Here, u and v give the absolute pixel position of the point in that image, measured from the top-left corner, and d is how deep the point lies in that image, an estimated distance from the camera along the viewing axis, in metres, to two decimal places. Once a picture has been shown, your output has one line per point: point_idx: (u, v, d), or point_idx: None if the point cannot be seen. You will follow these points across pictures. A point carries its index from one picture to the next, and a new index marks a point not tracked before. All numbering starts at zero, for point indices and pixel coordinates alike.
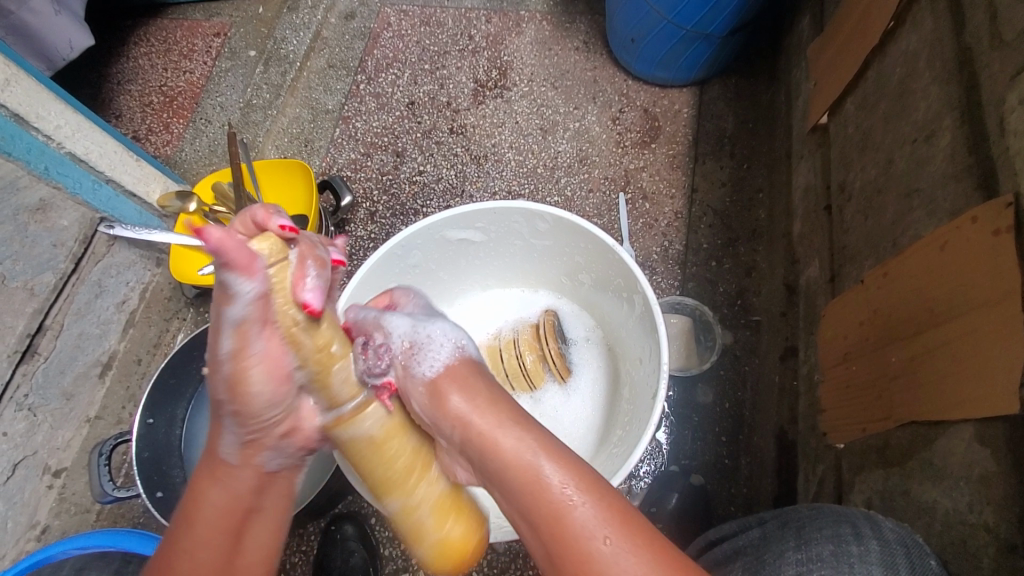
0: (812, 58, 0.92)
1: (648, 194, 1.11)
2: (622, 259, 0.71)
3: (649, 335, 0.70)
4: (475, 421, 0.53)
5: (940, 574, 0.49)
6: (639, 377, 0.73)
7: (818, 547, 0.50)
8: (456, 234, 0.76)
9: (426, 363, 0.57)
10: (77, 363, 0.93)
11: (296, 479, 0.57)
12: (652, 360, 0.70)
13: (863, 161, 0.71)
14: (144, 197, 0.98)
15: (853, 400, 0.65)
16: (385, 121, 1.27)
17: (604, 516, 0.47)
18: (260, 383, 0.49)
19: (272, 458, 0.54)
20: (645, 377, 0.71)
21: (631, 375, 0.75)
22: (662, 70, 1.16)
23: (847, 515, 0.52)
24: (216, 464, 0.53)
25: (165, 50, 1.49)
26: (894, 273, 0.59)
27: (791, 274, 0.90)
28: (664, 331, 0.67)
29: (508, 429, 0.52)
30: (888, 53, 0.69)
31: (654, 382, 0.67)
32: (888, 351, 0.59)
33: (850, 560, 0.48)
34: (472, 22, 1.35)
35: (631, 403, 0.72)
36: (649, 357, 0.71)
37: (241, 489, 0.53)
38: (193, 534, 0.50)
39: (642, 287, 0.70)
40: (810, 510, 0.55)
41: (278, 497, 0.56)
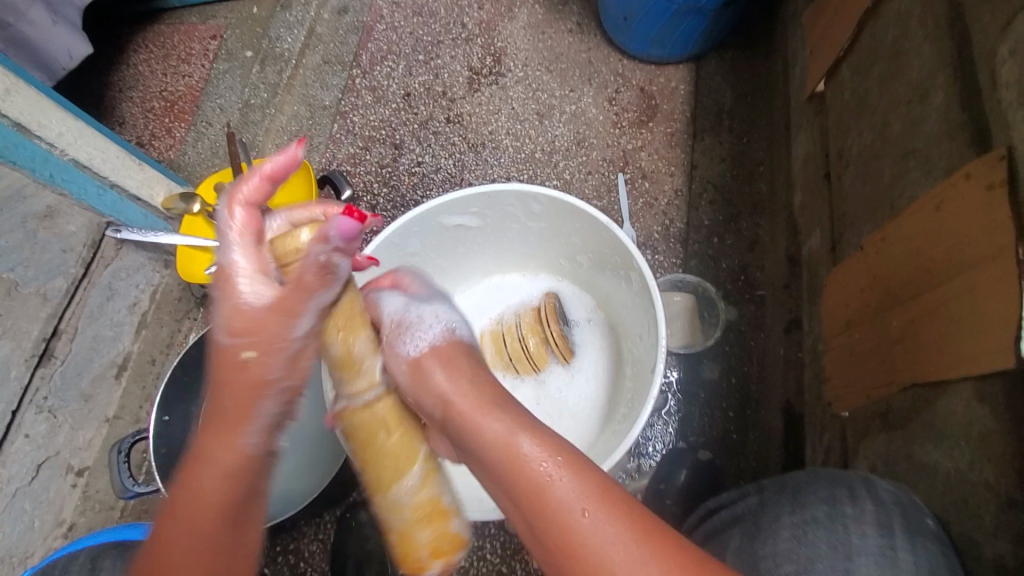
0: (807, 24, 0.91)
1: (647, 173, 1.11)
2: (618, 238, 0.71)
3: (647, 312, 0.71)
4: (457, 403, 0.55)
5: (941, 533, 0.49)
6: (639, 354, 0.73)
7: (813, 509, 0.50)
8: (451, 220, 0.77)
9: (411, 340, 0.60)
10: (93, 365, 0.96)
11: (292, 461, 0.60)
12: (650, 336, 0.70)
13: (859, 126, 0.70)
14: (148, 200, 0.99)
15: (858, 367, 0.65)
16: (382, 114, 1.27)
17: (581, 490, 0.47)
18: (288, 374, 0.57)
19: (283, 443, 0.57)
20: (646, 353, 0.71)
21: (633, 353, 0.75)
22: (657, 48, 1.15)
23: (844, 478, 0.52)
24: (226, 452, 0.53)
25: (163, 55, 1.51)
26: (891, 239, 0.59)
27: (793, 246, 0.89)
28: (660, 307, 0.67)
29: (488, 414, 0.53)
30: (881, 14, 0.68)
31: (654, 359, 0.68)
32: (890, 315, 0.59)
33: (845, 521, 0.49)
34: (464, 10, 1.34)
35: (634, 380, 0.73)
36: (648, 334, 0.71)
37: (248, 480, 0.53)
38: (197, 522, 0.50)
39: (638, 265, 0.70)
40: (807, 474, 0.54)
41: (277, 481, 0.58)
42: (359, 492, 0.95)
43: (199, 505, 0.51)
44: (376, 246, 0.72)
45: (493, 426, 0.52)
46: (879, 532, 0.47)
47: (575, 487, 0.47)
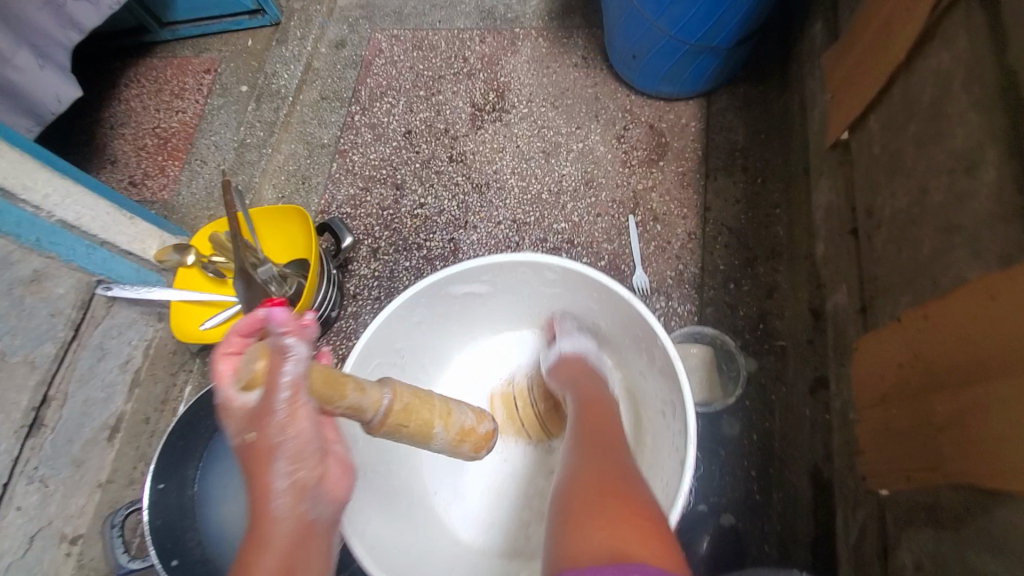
0: (827, 67, 0.88)
1: (658, 215, 1.07)
2: (636, 311, 0.68)
3: (670, 390, 0.67)
4: (590, 396, 0.68)
5: None
6: (660, 431, 0.69)
7: None
8: (461, 287, 0.73)
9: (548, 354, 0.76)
10: (84, 430, 0.91)
11: (327, 538, 0.54)
12: (674, 416, 0.66)
13: (891, 187, 0.66)
14: (140, 255, 0.96)
15: (895, 445, 0.61)
16: (383, 153, 1.23)
17: (637, 481, 0.54)
18: (301, 434, 0.50)
19: (314, 504, 0.52)
20: (670, 433, 0.67)
21: (654, 429, 0.71)
22: (667, 85, 1.11)
23: None
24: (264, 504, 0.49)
25: (156, 90, 1.47)
26: (936, 316, 0.55)
27: (815, 298, 0.85)
28: (689, 392, 0.62)
29: (613, 414, 0.65)
30: (916, 71, 0.64)
31: (679, 444, 0.64)
32: (931, 399, 0.55)
33: None
34: (466, 43, 1.31)
35: (655, 460, 0.69)
36: (671, 413, 0.67)
37: (287, 540, 0.49)
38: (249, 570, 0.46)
39: (659, 341, 0.66)
40: None
41: (315, 553, 0.52)
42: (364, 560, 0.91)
43: (263, 549, 0.48)
44: (383, 319, 0.69)
45: (610, 416, 0.64)
46: None
47: (641, 486, 0.53)
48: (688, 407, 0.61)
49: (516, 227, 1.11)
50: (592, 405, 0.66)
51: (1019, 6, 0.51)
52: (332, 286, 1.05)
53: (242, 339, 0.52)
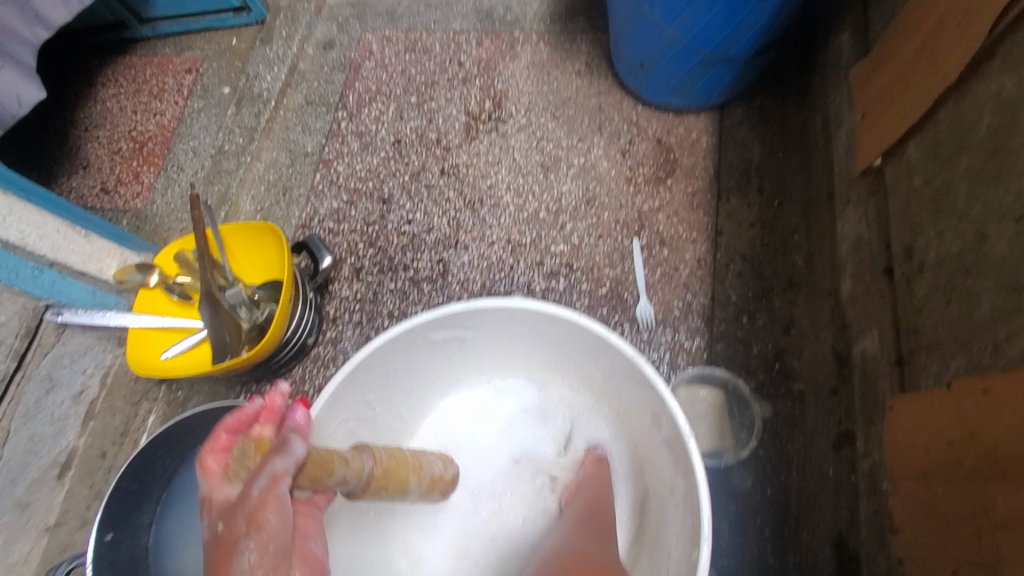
0: (857, 83, 0.79)
1: (665, 239, 0.98)
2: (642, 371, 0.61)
3: (680, 463, 0.59)
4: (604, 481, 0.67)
5: None
6: (668, 506, 0.63)
7: None
8: (443, 332, 0.66)
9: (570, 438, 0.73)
10: (29, 468, 0.83)
11: None
12: (685, 495, 0.59)
13: (938, 228, 0.57)
14: (97, 274, 0.89)
15: (939, 532, 0.53)
16: (370, 163, 1.15)
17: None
18: (272, 526, 0.43)
19: None
20: (682, 514, 0.59)
21: (661, 503, 0.64)
22: (676, 97, 1.03)
23: None
24: None
25: (134, 90, 1.38)
26: (1000, 391, 0.46)
27: (839, 341, 0.77)
28: (704, 474, 0.55)
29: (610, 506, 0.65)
30: (969, 95, 0.55)
31: (694, 531, 0.56)
32: (994, 490, 0.47)
33: None
34: (461, 47, 1.22)
35: (665, 541, 0.62)
36: (682, 490, 0.59)
37: None
38: None
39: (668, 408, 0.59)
40: None
41: None
42: None
43: None
44: (352, 370, 0.61)
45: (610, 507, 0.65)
46: None
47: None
48: (705, 492, 0.54)
49: (511, 248, 1.02)
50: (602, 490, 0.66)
51: None
52: (311, 310, 0.96)
53: (229, 435, 0.52)
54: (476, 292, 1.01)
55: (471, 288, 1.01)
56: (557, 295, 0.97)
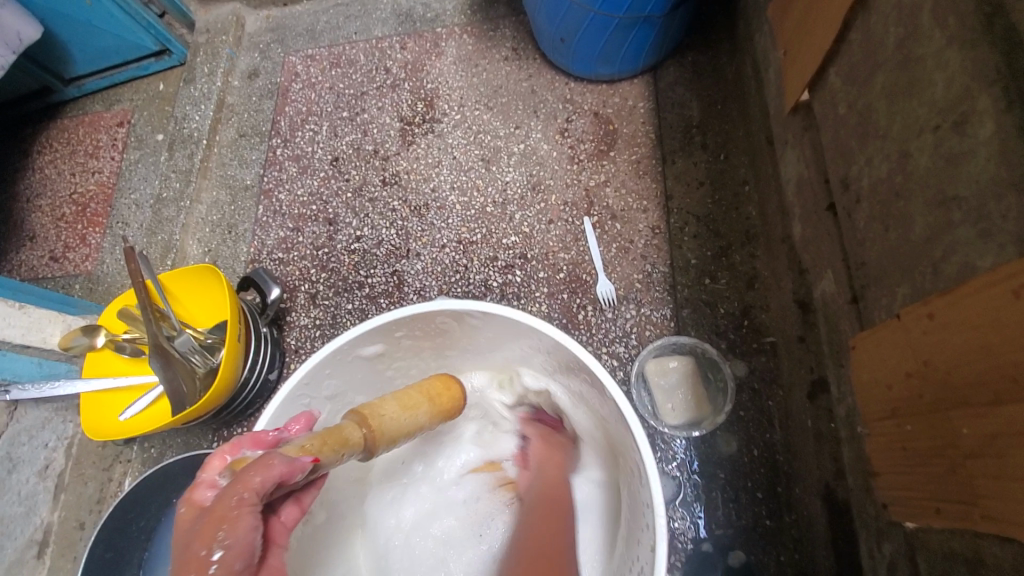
0: (774, 19, 0.76)
1: (616, 212, 0.96)
2: (578, 357, 0.58)
3: (629, 446, 0.57)
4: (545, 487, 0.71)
5: None
6: (633, 491, 0.59)
7: None
8: (368, 351, 0.64)
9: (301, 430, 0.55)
10: (5, 552, 0.81)
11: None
12: (638, 478, 0.56)
13: (866, 153, 0.55)
14: (40, 344, 0.86)
15: (914, 469, 0.50)
16: (311, 186, 1.12)
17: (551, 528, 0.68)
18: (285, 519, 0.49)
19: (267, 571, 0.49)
20: (639, 497, 0.57)
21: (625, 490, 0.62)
22: (605, 66, 1.00)
23: None
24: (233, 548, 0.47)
25: (70, 152, 1.36)
26: (944, 313, 0.44)
27: (799, 287, 0.74)
28: (646, 447, 0.52)
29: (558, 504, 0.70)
30: (872, 9, 0.53)
31: (649, 515, 0.53)
32: (957, 419, 0.44)
33: None
34: (386, 52, 1.20)
35: (634, 527, 0.58)
36: (636, 474, 0.57)
37: None
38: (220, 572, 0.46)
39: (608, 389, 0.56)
40: None
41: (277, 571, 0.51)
42: None
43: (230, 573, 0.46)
44: (271, 413, 0.57)
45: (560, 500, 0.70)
46: None
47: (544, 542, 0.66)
48: (649, 469, 0.52)
49: (463, 248, 1.00)
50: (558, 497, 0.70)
51: None
52: (268, 344, 0.93)
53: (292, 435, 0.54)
54: (434, 298, 0.98)
55: (429, 295, 0.98)
56: (515, 288, 0.94)
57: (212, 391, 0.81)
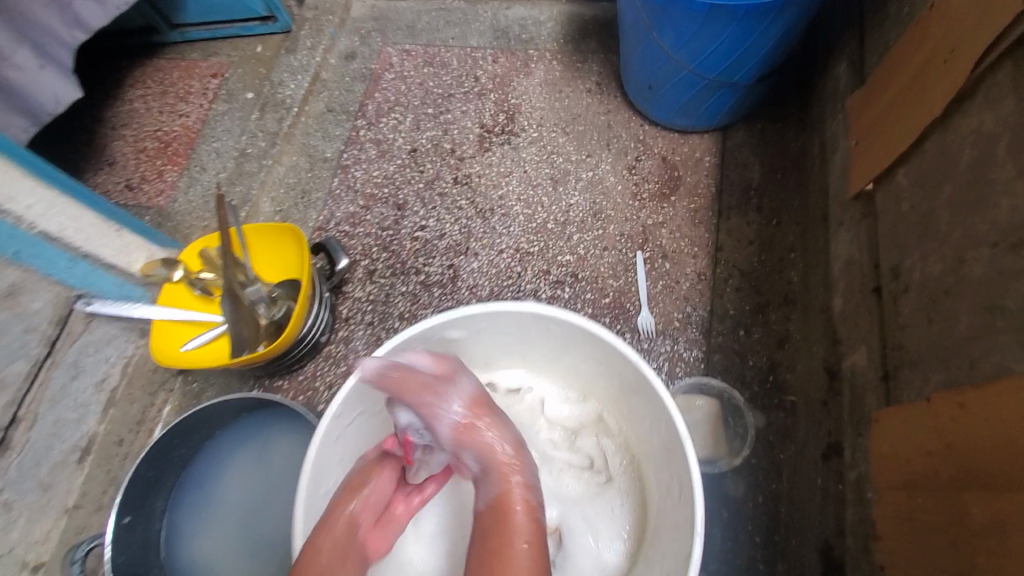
0: (853, 111, 0.83)
1: (668, 253, 1.02)
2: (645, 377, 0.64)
3: (674, 463, 0.63)
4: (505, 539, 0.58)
5: None
6: (667, 509, 0.65)
7: None
8: (453, 334, 0.70)
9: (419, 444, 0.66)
10: (52, 452, 0.87)
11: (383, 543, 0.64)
12: (680, 497, 0.62)
13: (923, 251, 0.61)
14: (125, 268, 0.91)
15: (919, 539, 0.55)
16: (386, 170, 1.20)
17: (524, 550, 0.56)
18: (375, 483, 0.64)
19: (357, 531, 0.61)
20: (678, 514, 0.62)
21: (657, 516, 0.67)
22: (682, 118, 1.07)
23: None
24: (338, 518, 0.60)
25: (161, 92, 1.44)
26: (976, 407, 0.50)
27: (830, 355, 0.80)
28: (697, 473, 0.58)
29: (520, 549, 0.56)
30: (952, 129, 0.59)
31: (685, 529, 0.59)
32: (972, 500, 0.49)
33: None
34: (478, 62, 1.28)
35: (659, 539, 0.65)
36: (676, 492, 0.63)
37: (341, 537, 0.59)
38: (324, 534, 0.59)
39: (667, 410, 0.63)
40: None
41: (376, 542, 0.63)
42: None
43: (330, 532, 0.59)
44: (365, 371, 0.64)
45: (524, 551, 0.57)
46: None
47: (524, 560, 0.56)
48: (696, 490, 0.58)
49: (519, 257, 1.07)
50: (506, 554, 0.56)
51: None
52: (325, 309, 1.00)
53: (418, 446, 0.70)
54: (484, 298, 1.05)
55: (479, 294, 1.05)
56: (562, 303, 1.01)
57: (278, 343, 0.89)
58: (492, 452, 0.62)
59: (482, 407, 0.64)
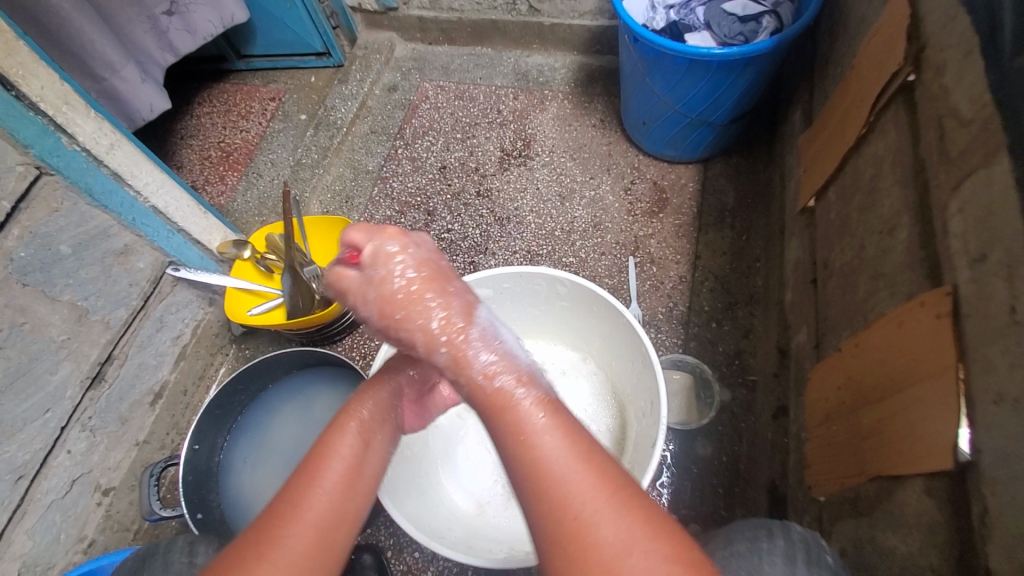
0: (803, 146, 1.04)
1: (655, 259, 1.22)
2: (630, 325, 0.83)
3: (649, 389, 0.80)
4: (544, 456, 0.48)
5: (833, 568, 0.58)
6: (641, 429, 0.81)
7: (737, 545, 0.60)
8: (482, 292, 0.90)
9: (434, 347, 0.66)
10: (134, 391, 1.02)
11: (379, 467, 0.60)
12: (651, 414, 0.79)
13: (842, 244, 0.81)
14: (206, 244, 1.10)
15: (834, 456, 0.71)
16: (419, 182, 1.41)
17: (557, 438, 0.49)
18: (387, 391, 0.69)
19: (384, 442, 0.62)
20: (649, 428, 0.78)
21: (635, 442, 0.82)
22: (671, 149, 1.29)
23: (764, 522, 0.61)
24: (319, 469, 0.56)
25: (225, 110, 1.66)
26: (864, 342, 0.67)
27: (783, 338, 0.99)
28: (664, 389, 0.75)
29: (549, 435, 0.49)
30: (861, 153, 0.80)
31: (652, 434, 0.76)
32: (861, 413, 0.65)
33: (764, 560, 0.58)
34: (501, 98, 1.51)
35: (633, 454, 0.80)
36: (648, 413, 0.80)
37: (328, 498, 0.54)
38: (301, 505, 0.53)
39: (645, 348, 0.80)
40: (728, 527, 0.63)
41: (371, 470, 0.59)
42: (363, 536, 1.00)
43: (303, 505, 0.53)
44: None
45: (568, 466, 0.47)
46: (782, 569, 0.57)
47: (559, 445, 0.49)
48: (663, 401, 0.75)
49: (530, 257, 1.26)
50: (533, 448, 0.49)
51: (928, 110, 0.65)
52: None
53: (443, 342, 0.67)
54: None
55: None
56: None
57: (327, 311, 1.07)
58: (432, 340, 0.55)
59: (466, 325, 0.55)
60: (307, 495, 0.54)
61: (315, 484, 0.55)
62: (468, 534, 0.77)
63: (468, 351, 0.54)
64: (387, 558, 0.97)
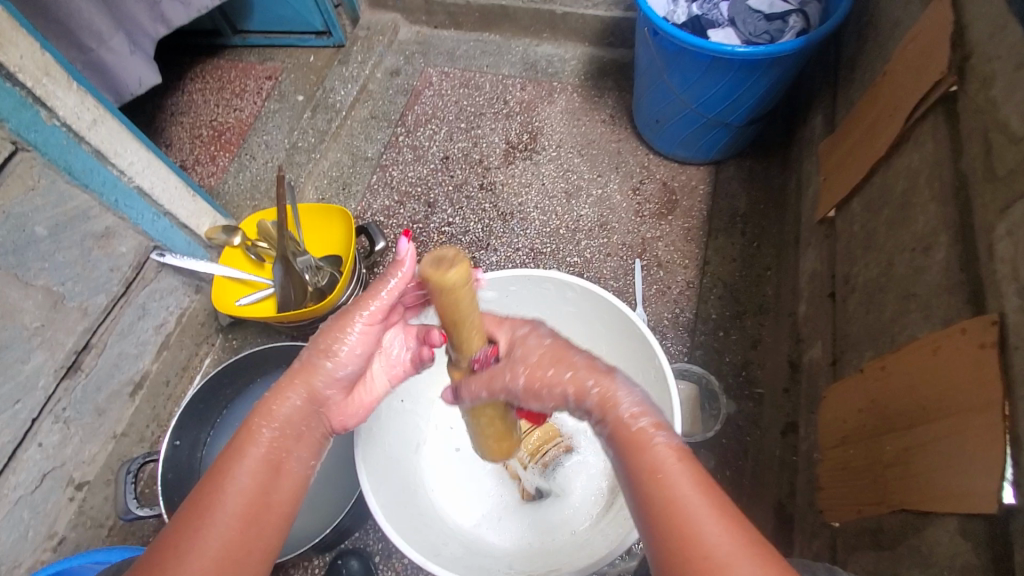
0: (823, 153, 1.00)
1: (662, 262, 1.18)
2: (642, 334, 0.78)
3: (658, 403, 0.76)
4: (669, 493, 0.48)
5: None
6: None
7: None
8: (485, 294, 0.86)
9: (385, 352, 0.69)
10: (112, 380, 0.96)
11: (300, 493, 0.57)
12: None
13: (867, 259, 0.77)
14: (194, 229, 1.05)
15: (848, 481, 0.68)
16: (420, 172, 1.36)
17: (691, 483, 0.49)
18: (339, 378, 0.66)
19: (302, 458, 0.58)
20: None
21: None
22: (682, 150, 1.25)
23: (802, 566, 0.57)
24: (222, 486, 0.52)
25: (218, 87, 1.59)
26: (891, 366, 0.63)
27: (794, 352, 0.96)
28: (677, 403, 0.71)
29: (682, 476, 0.49)
30: (891, 165, 0.76)
31: None
32: (883, 439, 0.62)
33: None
34: (508, 88, 1.46)
35: None
36: None
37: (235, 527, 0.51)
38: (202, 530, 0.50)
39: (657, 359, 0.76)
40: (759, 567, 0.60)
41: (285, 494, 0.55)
42: (351, 540, 0.96)
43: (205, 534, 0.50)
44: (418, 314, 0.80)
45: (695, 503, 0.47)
46: None
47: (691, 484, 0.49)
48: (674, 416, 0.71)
49: (533, 255, 1.22)
50: (668, 493, 0.48)
51: (973, 123, 0.61)
52: (360, 285, 1.12)
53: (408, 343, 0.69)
54: None
55: None
56: None
57: (320, 305, 1.02)
58: (581, 387, 0.56)
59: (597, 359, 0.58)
60: (206, 528, 0.50)
61: (206, 520, 0.50)
62: (466, 549, 0.73)
63: (614, 395, 0.55)
64: (374, 564, 0.94)
